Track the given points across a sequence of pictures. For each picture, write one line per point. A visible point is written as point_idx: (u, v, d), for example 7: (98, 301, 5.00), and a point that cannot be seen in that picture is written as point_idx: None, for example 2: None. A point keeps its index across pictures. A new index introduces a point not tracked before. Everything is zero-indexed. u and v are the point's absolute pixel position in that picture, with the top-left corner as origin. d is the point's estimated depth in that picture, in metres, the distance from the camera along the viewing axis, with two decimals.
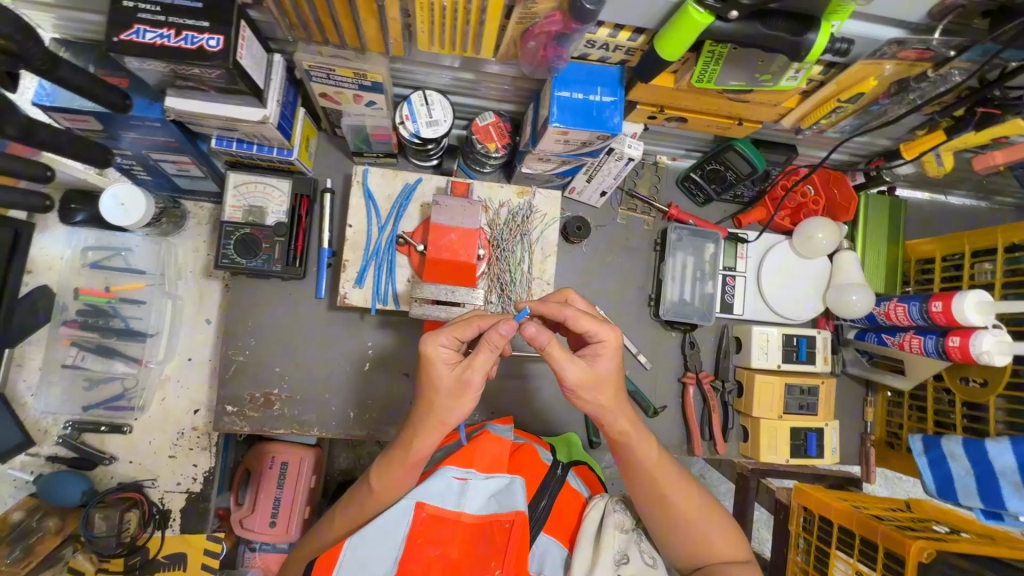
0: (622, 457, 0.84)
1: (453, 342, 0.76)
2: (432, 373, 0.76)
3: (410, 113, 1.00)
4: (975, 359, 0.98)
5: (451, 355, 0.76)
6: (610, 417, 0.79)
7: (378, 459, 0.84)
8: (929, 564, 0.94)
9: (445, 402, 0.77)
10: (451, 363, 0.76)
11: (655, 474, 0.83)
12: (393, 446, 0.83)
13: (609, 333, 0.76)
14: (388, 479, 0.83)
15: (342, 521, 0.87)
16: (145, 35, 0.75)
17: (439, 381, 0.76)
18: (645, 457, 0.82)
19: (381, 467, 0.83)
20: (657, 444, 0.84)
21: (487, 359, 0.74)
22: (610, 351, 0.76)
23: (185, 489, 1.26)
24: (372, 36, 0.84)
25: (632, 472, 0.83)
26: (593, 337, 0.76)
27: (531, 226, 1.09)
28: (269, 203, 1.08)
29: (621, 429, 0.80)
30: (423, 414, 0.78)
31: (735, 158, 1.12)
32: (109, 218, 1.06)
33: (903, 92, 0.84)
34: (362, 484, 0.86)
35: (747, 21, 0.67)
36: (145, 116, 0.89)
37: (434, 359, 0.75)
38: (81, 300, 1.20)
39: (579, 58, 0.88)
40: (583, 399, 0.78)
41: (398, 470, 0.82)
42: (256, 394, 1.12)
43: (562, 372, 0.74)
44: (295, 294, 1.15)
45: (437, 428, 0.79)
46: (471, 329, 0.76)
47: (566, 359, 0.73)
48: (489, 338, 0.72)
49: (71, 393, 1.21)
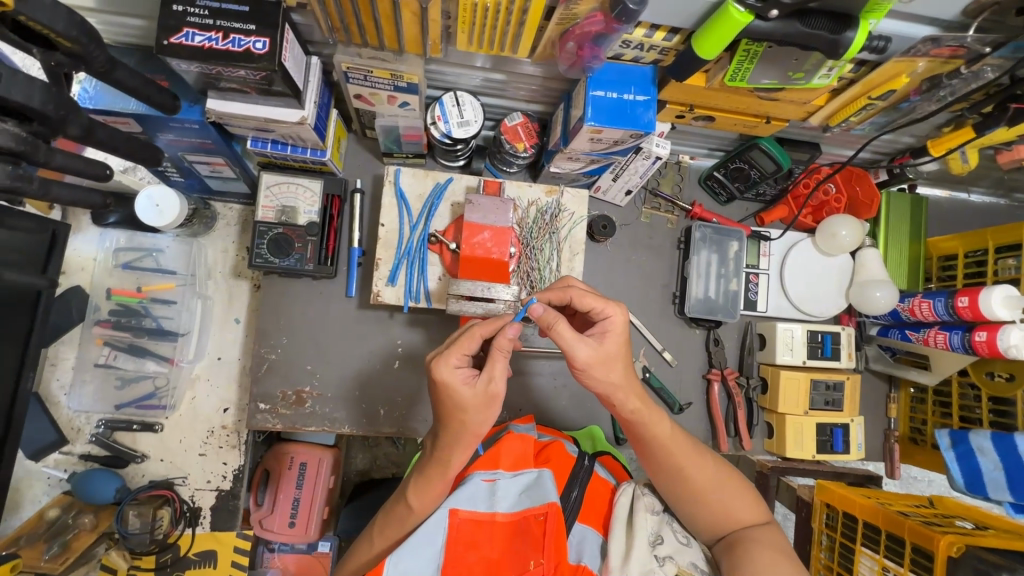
0: (632, 431, 0.83)
1: (464, 361, 0.78)
2: (456, 397, 0.77)
3: (442, 114, 1.01)
4: (1003, 354, 0.99)
5: (467, 374, 0.78)
6: (619, 396, 0.79)
7: (413, 476, 0.86)
8: (959, 559, 0.94)
9: (474, 416, 0.78)
10: (469, 380, 0.77)
11: (668, 445, 0.82)
12: (427, 463, 0.84)
13: (615, 310, 0.79)
14: (426, 493, 0.83)
15: (382, 538, 0.87)
16: (194, 38, 0.77)
17: (465, 402, 0.77)
18: (656, 429, 0.82)
19: (417, 484, 0.84)
20: (666, 416, 0.83)
21: (501, 363, 0.77)
22: (619, 327, 0.78)
23: (215, 487, 1.27)
24: (411, 38, 0.85)
25: (645, 446, 0.83)
26: (600, 316, 0.79)
27: (559, 225, 1.10)
28: (301, 203, 1.10)
29: (632, 408, 0.80)
30: (456, 431, 0.79)
31: (760, 157, 1.14)
32: (144, 218, 1.08)
33: (934, 89, 0.85)
34: (398, 504, 0.87)
35: (787, 20, 0.69)
36: (186, 118, 0.91)
37: (454, 385, 0.76)
38: (114, 300, 1.22)
39: (612, 58, 0.89)
40: (595, 379, 0.78)
41: (432, 480, 0.83)
42: (287, 391, 1.14)
43: (578, 356, 0.76)
44: (325, 293, 1.17)
45: (471, 439, 0.80)
46: (474, 343, 0.78)
47: (576, 340, 0.75)
48: (498, 343, 0.77)
49: (103, 392, 1.23)
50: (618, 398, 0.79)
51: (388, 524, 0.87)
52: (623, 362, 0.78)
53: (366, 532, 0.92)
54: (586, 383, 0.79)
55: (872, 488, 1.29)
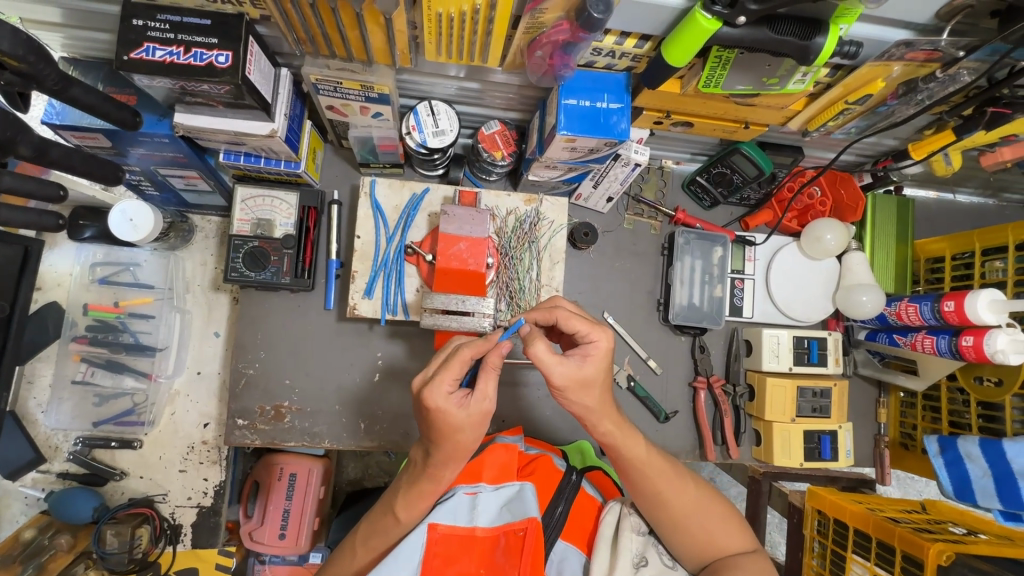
0: (609, 454, 0.82)
1: (456, 385, 0.74)
2: (449, 420, 0.73)
3: (416, 123, 0.99)
4: (989, 359, 0.97)
5: (459, 397, 0.74)
6: (593, 418, 0.78)
7: (401, 489, 0.82)
8: (948, 567, 0.92)
9: (468, 435, 0.75)
10: (461, 405, 0.74)
11: (645, 469, 0.80)
12: (416, 475, 0.81)
13: (600, 335, 0.76)
14: (414, 506, 0.80)
15: (363, 550, 0.85)
16: (155, 52, 0.76)
17: (459, 423, 0.73)
18: (632, 451, 0.80)
19: (407, 499, 0.81)
20: (643, 437, 0.81)
21: (491, 381, 0.75)
22: (602, 353, 0.75)
23: (196, 503, 1.26)
24: (379, 48, 0.84)
25: (621, 471, 0.81)
26: (586, 339, 0.77)
27: (539, 234, 1.09)
28: (277, 215, 1.08)
29: (606, 430, 0.79)
30: (437, 450, 0.77)
31: (742, 162, 1.12)
32: (117, 233, 1.05)
33: (912, 93, 0.84)
34: (384, 515, 0.84)
35: (756, 26, 0.67)
36: (154, 132, 0.90)
37: (448, 409, 0.72)
38: (90, 316, 1.21)
39: (584, 65, 0.88)
40: (573, 401, 0.76)
41: (423, 496, 0.80)
42: (266, 406, 1.12)
43: (555, 378, 0.73)
44: (303, 305, 1.15)
45: (461, 455, 0.77)
46: (463, 363, 0.74)
47: (555, 362, 0.73)
48: (489, 362, 0.75)
49: (81, 409, 1.22)
50: (594, 419, 0.78)
51: (372, 535, 0.85)
52: (601, 387, 0.76)
53: (348, 539, 0.89)
54: (566, 403, 0.78)
55: (865, 493, 1.28)
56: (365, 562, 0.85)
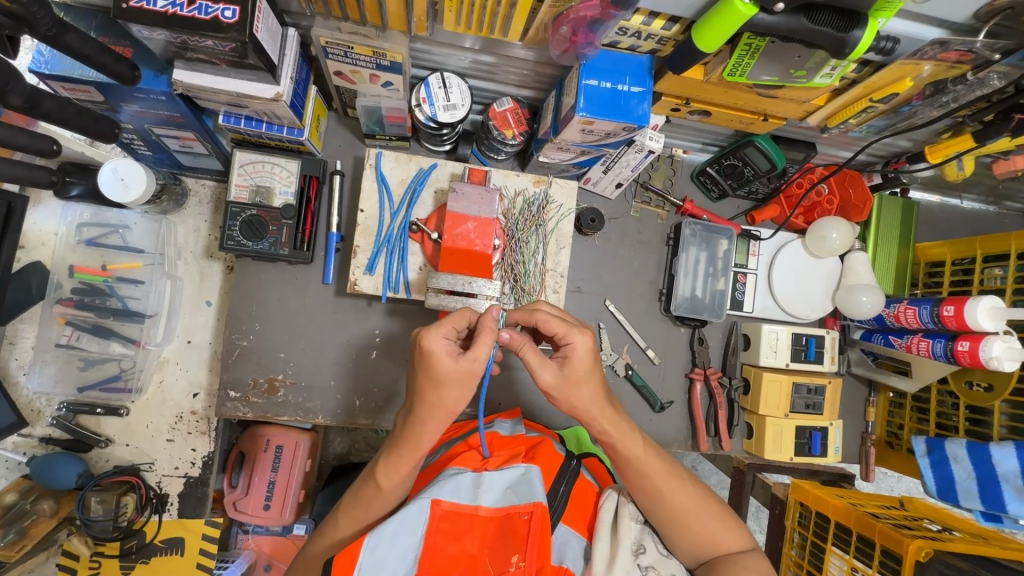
0: (609, 452, 0.83)
1: (451, 334, 0.74)
2: (437, 368, 0.72)
3: (427, 96, 0.96)
4: (983, 365, 0.99)
5: (452, 347, 0.73)
6: (587, 416, 0.79)
7: (381, 458, 0.81)
8: (926, 563, 0.95)
9: (452, 393, 0.74)
10: (454, 356, 0.73)
11: (641, 465, 0.81)
12: (397, 440, 0.80)
13: (578, 336, 0.76)
14: (395, 473, 0.79)
15: (347, 519, 0.84)
16: (156, 2, 0.71)
17: (446, 375, 0.72)
18: (629, 449, 0.81)
19: (387, 463, 0.80)
20: (640, 434, 0.83)
21: (488, 342, 0.73)
22: (583, 352, 0.76)
23: (183, 473, 1.23)
24: (395, 14, 0.80)
25: (619, 466, 0.82)
26: (564, 342, 0.77)
27: (546, 217, 1.06)
28: (276, 183, 1.04)
29: (602, 428, 0.80)
30: (428, 403, 0.75)
31: (754, 154, 1.10)
32: (108, 193, 1.01)
33: (938, 94, 0.83)
34: (365, 482, 0.82)
35: (793, 15, 0.65)
36: (151, 89, 0.85)
37: (439, 355, 0.72)
38: (76, 278, 1.15)
39: (607, 45, 0.85)
40: (559, 402, 0.78)
41: (399, 460, 0.79)
42: (260, 379, 1.10)
43: (542, 381, 0.76)
44: (302, 278, 1.12)
45: (444, 417, 0.76)
46: (462, 319, 0.77)
47: (540, 364, 0.76)
48: (484, 322, 0.74)
49: (64, 373, 1.18)
50: (589, 416, 0.79)
51: (356, 505, 0.83)
52: (592, 383, 0.77)
53: (332, 511, 0.88)
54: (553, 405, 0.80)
55: (845, 488, 1.31)
56: (337, 539, 0.84)
